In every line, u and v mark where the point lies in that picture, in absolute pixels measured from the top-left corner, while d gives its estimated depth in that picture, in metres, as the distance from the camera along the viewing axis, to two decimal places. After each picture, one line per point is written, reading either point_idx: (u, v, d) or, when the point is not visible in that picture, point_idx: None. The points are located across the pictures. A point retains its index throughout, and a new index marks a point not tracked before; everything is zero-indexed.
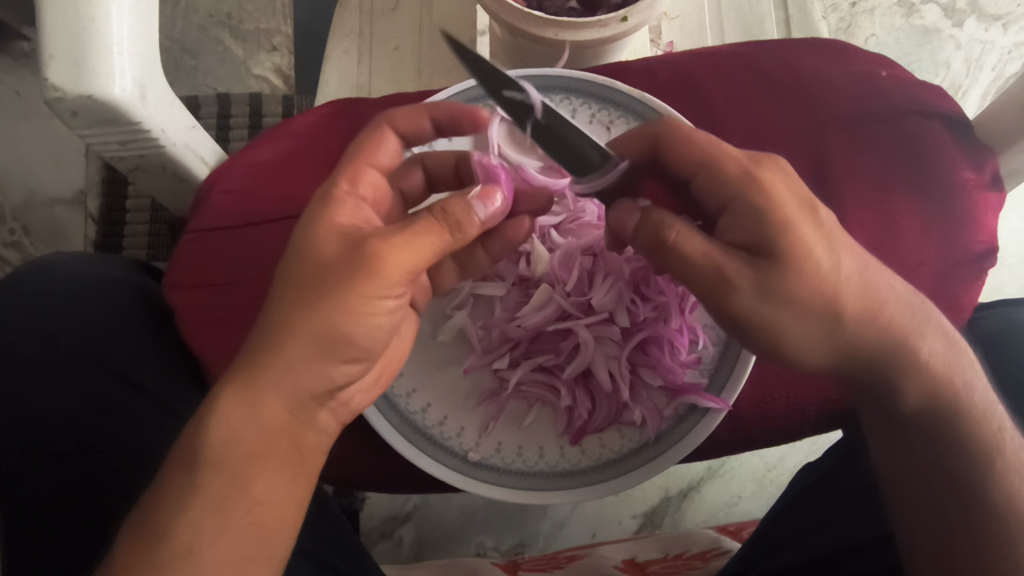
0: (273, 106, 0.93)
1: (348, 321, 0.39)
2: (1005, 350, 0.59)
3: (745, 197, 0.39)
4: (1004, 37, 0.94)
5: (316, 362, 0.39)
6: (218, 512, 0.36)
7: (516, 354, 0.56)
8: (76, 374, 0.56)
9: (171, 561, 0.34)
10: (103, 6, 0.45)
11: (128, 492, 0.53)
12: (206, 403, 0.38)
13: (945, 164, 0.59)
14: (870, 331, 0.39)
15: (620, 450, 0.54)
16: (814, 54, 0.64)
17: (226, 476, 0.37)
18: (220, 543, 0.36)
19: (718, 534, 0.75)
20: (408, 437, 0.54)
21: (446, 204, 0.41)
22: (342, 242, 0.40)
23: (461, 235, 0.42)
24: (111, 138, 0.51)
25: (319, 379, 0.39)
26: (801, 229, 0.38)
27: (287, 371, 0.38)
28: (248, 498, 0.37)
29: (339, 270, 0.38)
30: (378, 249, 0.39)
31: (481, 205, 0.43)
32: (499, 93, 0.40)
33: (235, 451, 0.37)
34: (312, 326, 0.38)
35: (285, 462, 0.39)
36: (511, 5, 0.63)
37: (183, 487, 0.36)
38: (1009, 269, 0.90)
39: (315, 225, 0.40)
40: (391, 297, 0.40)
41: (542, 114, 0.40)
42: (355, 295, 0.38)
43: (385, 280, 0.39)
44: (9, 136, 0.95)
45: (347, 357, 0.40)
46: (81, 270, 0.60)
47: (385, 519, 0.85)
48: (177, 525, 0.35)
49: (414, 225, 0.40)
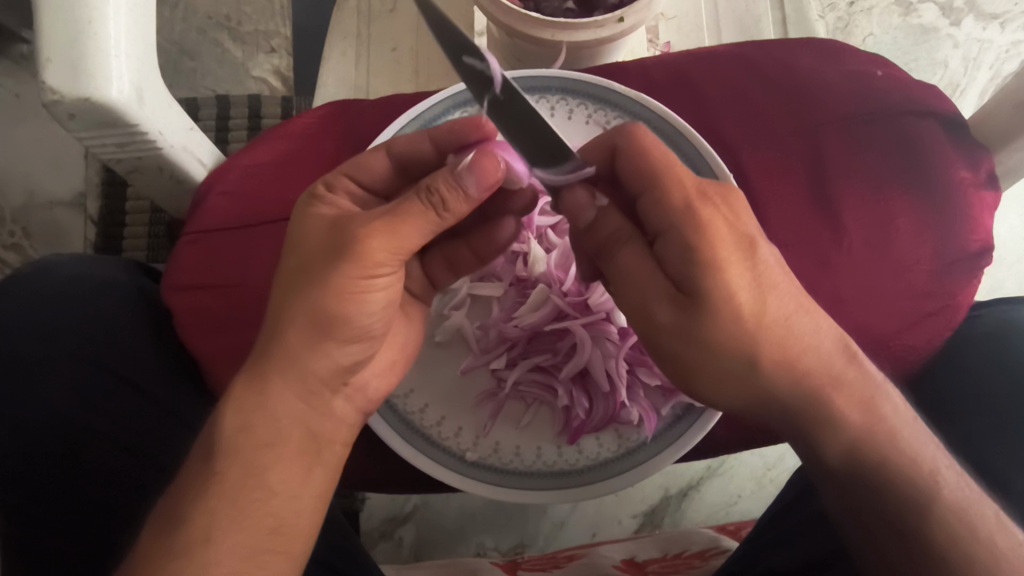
0: (272, 107, 0.94)
1: (340, 306, 0.39)
2: (1002, 350, 0.59)
3: (676, 230, 0.38)
4: (1001, 36, 0.94)
5: (321, 341, 0.39)
6: (236, 500, 0.36)
7: (514, 354, 0.56)
8: (76, 374, 0.56)
9: (189, 550, 0.34)
10: (101, 9, 0.46)
11: (134, 495, 0.54)
12: (220, 400, 0.38)
13: (940, 164, 0.59)
14: (784, 356, 0.39)
15: (617, 450, 0.55)
16: (810, 54, 0.64)
17: (243, 467, 0.37)
18: (235, 533, 0.36)
19: (717, 533, 0.75)
20: (407, 438, 0.54)
21: (434, 181, 0.40)
22: (328, 233, 0.40)
23: (449, 213, 0.40)
24: (108, 140, 0.52)
25: (325, 363, 0.40)
26: (731, 270, 0.38)
27: (296, 357, 0.39)
28: (263, 489, 0.37)
29: (329, 257, 0.39)
30: (364, 234, 0.39)
31: (472, 176, 0.40)
32: (460, 61, 0.42)
33: (250, 441, 0.37)
34: (313, 319, 0.38)
35: (301, 453, 0.39)
36: (507, 6, 0.63)
37: (202, 476, 0.36)
38: (1007, 267, 0.90)
39: (305, 221, 0.41)
40: (382, 275, 0.40)
41: (501, 90, 0.41)
42: (347, 279, 0.38)
43: (372, 262, 0.39)
44: (8, 139, 0.95)
45: (351, 338, 0.40)
46: (80, 271, 0.60)
47: (385, 520, 0.85)
48: (194, 513, 0.35)
49: (397, 208, 0.40)
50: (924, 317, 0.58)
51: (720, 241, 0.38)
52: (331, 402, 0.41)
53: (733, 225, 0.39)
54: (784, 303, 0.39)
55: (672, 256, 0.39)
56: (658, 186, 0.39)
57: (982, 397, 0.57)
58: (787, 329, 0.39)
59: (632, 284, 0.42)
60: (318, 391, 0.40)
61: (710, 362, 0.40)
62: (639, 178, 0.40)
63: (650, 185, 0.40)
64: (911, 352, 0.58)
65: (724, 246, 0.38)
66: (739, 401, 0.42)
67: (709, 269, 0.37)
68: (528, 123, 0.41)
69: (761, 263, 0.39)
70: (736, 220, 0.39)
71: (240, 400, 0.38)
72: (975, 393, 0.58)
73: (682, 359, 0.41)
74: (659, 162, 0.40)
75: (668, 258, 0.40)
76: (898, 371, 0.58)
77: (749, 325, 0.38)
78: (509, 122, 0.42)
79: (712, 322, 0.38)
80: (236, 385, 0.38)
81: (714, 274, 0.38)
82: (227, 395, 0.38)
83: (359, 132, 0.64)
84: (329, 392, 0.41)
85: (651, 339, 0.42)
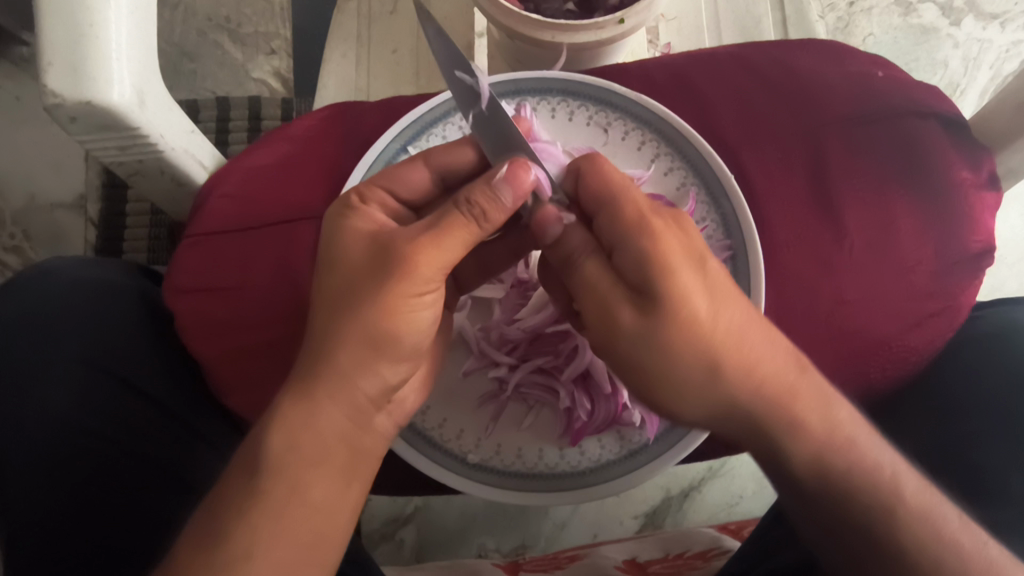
0: (272, 109, 0.94)
1: (388, 321, 0.39)
2: (1004, 349, 0.59)
3: (631, 239, 0.40)
4: (1001, 36, 0.94)
5: (372, 363, 0.39)
6: (278, 515, 0.36)
7: (517, 355, 0.56)
8: (78, 379, 0.56)
9: (231, 565, 0.34)
10: (102, 13, 0.46)
11: (138, 499, 0.54)
12: (268, 415, 0.38)
13: (941, 164, 0.59)
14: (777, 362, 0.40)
15: (619, 451, 0.55)
16: (811, 55, 0.64)
17: (286, 483, 0.37)
18: (275, 549, 0.36)
19: (718, 533, 0.75)
20: (411, 441, 0.54)
21: (471, 194, 0.41)
22: (370, 246, 0.41)
23: (489, 225, 0.42)
24: (109, 143, 0.52)
25: (374, 382, 0.40)
26: (683, 273, 0.39)
27: (344, 376, 0.39)
28: (306, 505, 0.37)
29: (375, 274, 0.39)
30: (413, 248, 0.40)
31: (508, 188, 0.41)
32: (451, 73, 0.45)
33: (297, 459, 0.37)
34: (362, 332, 0.39)
35: (340, 466, 0.39)
36: (506, 8, 0.63)
37: (245, 491, 0.36)
38: (1008, 267, 0.90)
39: (347, 236, 0.42)
40: (429, 293, 0.40)
41: (486, 106, 0.45)
42: (395, 295, 0.39)
43: (419, 277, 0.40)
44: (9, 141, 0.95)
45: (400, 358, 0.41)
46: (80, 275, 0.60)
47: (386, 522, 0.85)
48: (238, 529, 0.35)
49: (440, 220, 0.41)
50: (925, 317, 0.58)
51: (671, 250, 0.40)
52: (375, 418, 0.41)
53: (686, 241, 0.41)
54: (740, 314, 0.40)
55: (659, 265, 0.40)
56: (611, 205, 0.42)
57: (986, 396, 0.58)
58: (742, 344, 0.39)
59: (592, 295, 0.42)
60: (366, 408, 0.40)
61: (687, 374, 0.40)
62: (597, 197, 0.42)
63: (603, 204, 0.42)
64: (912, 353, 0.58)
65: (679, 261, 0.40)
66: (709, 416, 0.42)
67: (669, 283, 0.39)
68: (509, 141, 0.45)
69: (711, 274, 0.40)
70: (686, 236, 0.41)
71: (290, 420, 0.38)
72: (978, 392, 0.58)
73: (654, 372, 0.41)
74: (615, 184, 0.42)
75: (624, 267, 0.41)
76: (899, 371, 0.59)
77: (695, 336, 0.39)
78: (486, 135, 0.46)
79: (686, 320, 0.39)
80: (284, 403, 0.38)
81: (665, 277, 0.39)
82: (274, 411, 0.38)
83: (359, 134, 0.64)
84: (374, 409, 0.41)
85: (617, 357, 0.42)
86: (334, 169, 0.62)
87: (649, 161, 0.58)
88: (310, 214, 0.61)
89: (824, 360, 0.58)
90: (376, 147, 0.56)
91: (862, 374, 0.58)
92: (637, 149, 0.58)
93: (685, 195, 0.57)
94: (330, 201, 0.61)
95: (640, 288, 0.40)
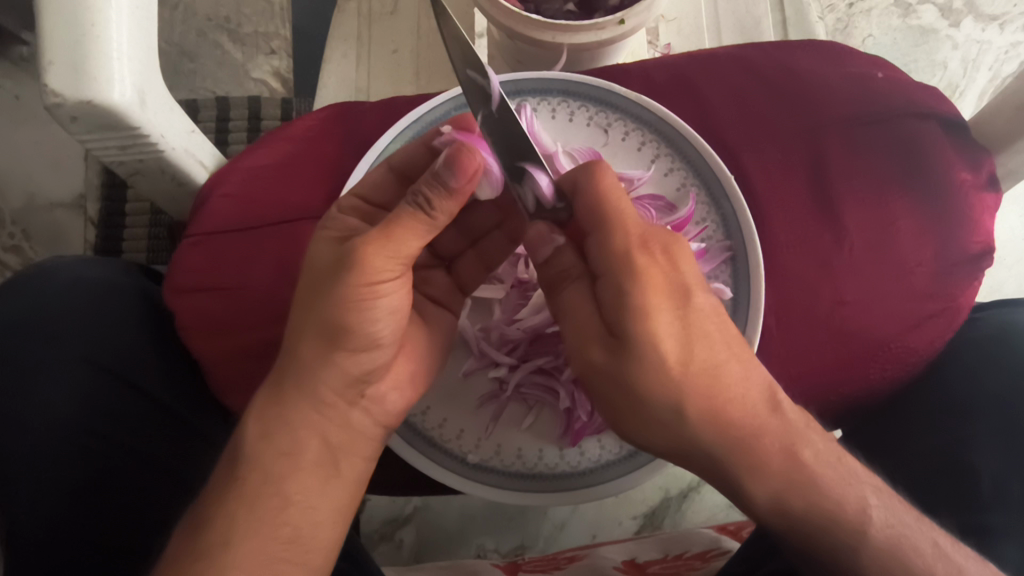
0: (272, 109, 0.94)
1: (346, 314, 0.40)
2: (1003, 350, 0.60)
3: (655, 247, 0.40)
4: (1000, 37, 0.94)
5: (330, 352, 0.40)
6: (252, 507, 0.38)
7: (517, 355, 0.56)
8: (77, 378, 0.56)
9: (210, 553, 0.36)
10: (103, 13, 0.46)
11: (131, 497, 0.54)
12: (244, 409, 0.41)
13: (942, 165, 0.59)
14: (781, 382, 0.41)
15: (620, 452, 0.55)
16: (811, 56, 0.64)
17: (261, 474, 0.39)
18: (253, 539, 0.37)
19: (718, 534, 0.76)
20: (411, 441, 0.54)
21: (417, 186, 0.41)
22: (334, 248, 0.42)
23: (439, 213, 0.42)
24: (110, 142, 0.51)
25: (336, 375, 0.41)
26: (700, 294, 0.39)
27: (309, 372, 0.40)
28: (282, 496, 0.39)
29: (335, 269, 0.40)
30: (362, 244, 0.40)
31: (451, 171, 0.41)
32: (462, 71, 0.45)
33: (267, 450, 0.39)
34: (320, 324, 0.40)
35: (316, 463, 0.40)
36: (506, 9, 0.63)
37: (226, 485, 0.38)
38: (1008, 268, 0.90)
39: (313, 242, 0.43)
40: (388, 280, 0.41)
41: (496, 106, 0.45)
42: (351, 287, 0.39)
43: (375, 268, 0.40)
44: (9, 140, 0.95)
45: (359, 348, 0.41)
46: (82, 274, 0.60)
47: (385, 521, 0.85)
48: (218, 517, 0.37)
49: (391, 217, 0.41)
50: (925, 318, 0.58)
51: (654, 291, 0.40)
52: (348, 413, 0.42)
53: (671, 276, 0.41)
54: (718, 351, 0.40)
55: (608, 301, 0.41)
56: (611, 224, 0.42)
57: (985, 395, 0.58)
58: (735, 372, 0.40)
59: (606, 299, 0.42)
60: (333, 402, 0.41)
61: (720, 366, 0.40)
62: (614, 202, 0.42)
63: (601, 223, 0.42)
64: (912, 354, 0.58)
65: (657, 295, 0.40)
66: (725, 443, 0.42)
67: (640, 317, 0.39)
68: (517, 143, 0.45)
69: (694, 312, 0.40)
70: (674, 273, 0.41)
71: (262, 413, 0.40)
72: (978, 392, 0.59)
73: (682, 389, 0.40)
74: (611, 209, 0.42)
75: (604, 300, 0.42)
76: (899, 371, 0.59)
77: (690, 365, 0.40)
78: (499, 138, 0.45)
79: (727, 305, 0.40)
80: (261, 405, 0.40)
81: (640, 321, 0.39)
82: (247, 410, 0.40)
83: (359, 134, 0.64)
84: (345, 404, 0.42)
85: (590, 380, 0.44)
86: (335, 171, 0.62)
87: (649, 161, 0.58)
88: (309, 214, 0.61)
89: (826, 361, 0.57)
90: (378, 147, 0.56)
91: (862, 375, 0.58)
92: (637, 150, 0.58)
93: (685, 195, 0.57)
94: (331, 201, 0.61)
95: (614, 330, 0.41)
